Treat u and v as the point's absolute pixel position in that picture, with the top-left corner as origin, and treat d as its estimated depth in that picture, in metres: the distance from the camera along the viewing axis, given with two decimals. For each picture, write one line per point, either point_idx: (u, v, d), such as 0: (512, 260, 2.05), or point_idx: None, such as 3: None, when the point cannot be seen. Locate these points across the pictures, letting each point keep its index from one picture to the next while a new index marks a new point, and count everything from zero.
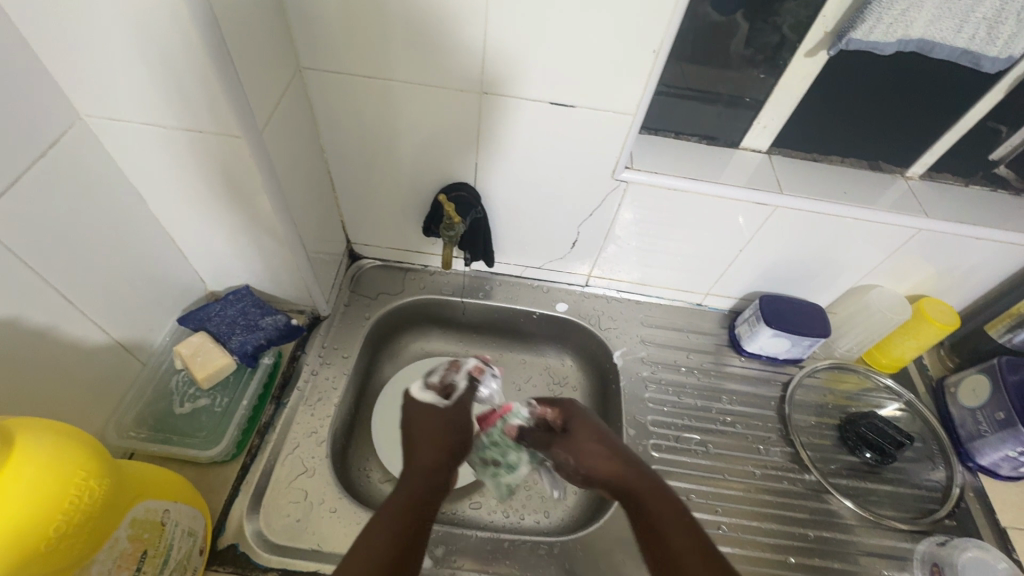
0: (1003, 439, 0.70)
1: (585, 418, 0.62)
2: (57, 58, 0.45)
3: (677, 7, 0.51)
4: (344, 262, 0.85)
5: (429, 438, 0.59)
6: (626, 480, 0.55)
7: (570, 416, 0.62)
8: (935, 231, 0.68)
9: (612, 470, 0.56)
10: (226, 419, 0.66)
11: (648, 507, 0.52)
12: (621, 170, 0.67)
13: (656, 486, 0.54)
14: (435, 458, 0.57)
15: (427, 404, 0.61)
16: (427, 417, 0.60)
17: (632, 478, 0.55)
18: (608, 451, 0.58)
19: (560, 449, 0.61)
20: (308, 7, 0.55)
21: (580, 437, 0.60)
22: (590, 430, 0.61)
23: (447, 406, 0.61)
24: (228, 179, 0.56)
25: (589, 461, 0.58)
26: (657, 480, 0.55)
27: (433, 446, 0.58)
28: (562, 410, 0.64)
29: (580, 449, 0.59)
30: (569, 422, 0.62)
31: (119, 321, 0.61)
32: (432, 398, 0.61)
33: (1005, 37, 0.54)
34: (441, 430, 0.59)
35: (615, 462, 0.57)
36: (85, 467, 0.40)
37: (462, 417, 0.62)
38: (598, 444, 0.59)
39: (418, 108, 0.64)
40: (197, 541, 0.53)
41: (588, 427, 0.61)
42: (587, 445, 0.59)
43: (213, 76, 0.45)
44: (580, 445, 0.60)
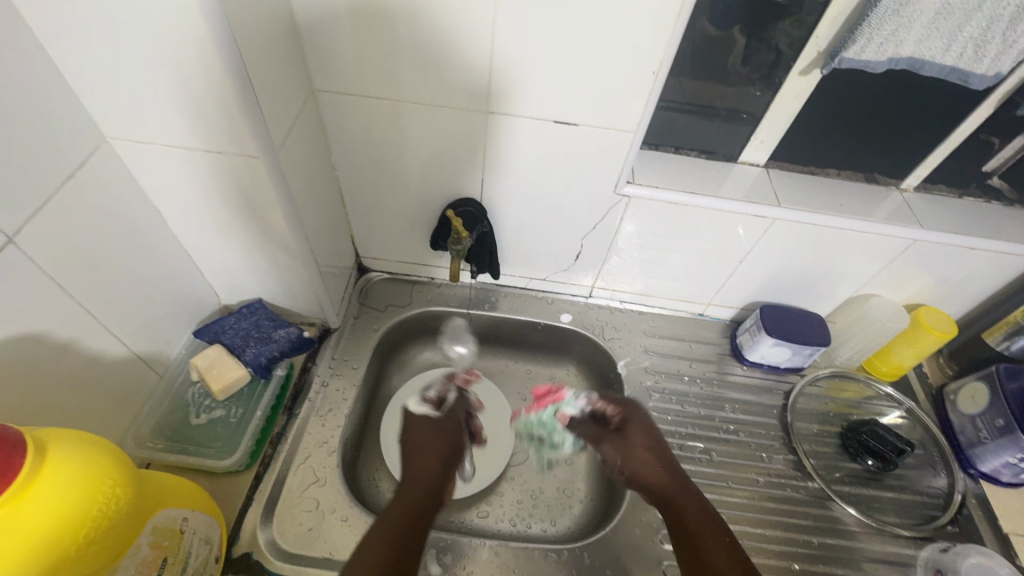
0: (1002, 446, 0.71)
1: (644, 421, 0.70)
2: (87, 84, 0.48)
3: (675, 30, 0.54)
4: (353, 275, 0.87)
5: (428, 450, 0.64)
6: (666, 491, 0.61)
7: (632, 415, 0.70)
8: (930, 242, 0.70)
9: (656, 480, 0.63)
10: (241, 429, 0.68)
11: (684, 512, 0.58)
12: (623, 185, 0.69)
13: (693, 500, 0.60)
14: (430, 466, 0.61)
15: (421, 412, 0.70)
16: (429, 431, 0.66)
17: (672, 490, 0.61)
18: (659, 461, 0.64)
19: (615, 440, 0.68)
20: (323, 32, 0.57)
21: (636, 439, 0.67)
22: (648, 438, 0.68)
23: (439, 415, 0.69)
24: (245, 197, 0.58)
25: (640, 461, 0.65)
26: (698, 497, 0.60)
27: (431, 458, 0.62)
28: (625, 407, 0.72)
29: (639, 445, 0.67)
30: (632, 419, 0.70)
31: (138, 335, 0.62)
32: (423, 408, 0.71)
33: (992, 56, 0.56)
34: (434, 442, 0.65)
35: (661, 472, 0.63)
36: (111, 475, 0.41)
37: (452, 424, 0.69)
38: (651, 455, 0.65)
39: (427, 127, 0.66)
40: (213, 548, 0.55)
41: (643, 435, 0.68)
42: (640, 452, 0.66)
43: (234, 100, 0.47)
44: (639, 445, 0.67)
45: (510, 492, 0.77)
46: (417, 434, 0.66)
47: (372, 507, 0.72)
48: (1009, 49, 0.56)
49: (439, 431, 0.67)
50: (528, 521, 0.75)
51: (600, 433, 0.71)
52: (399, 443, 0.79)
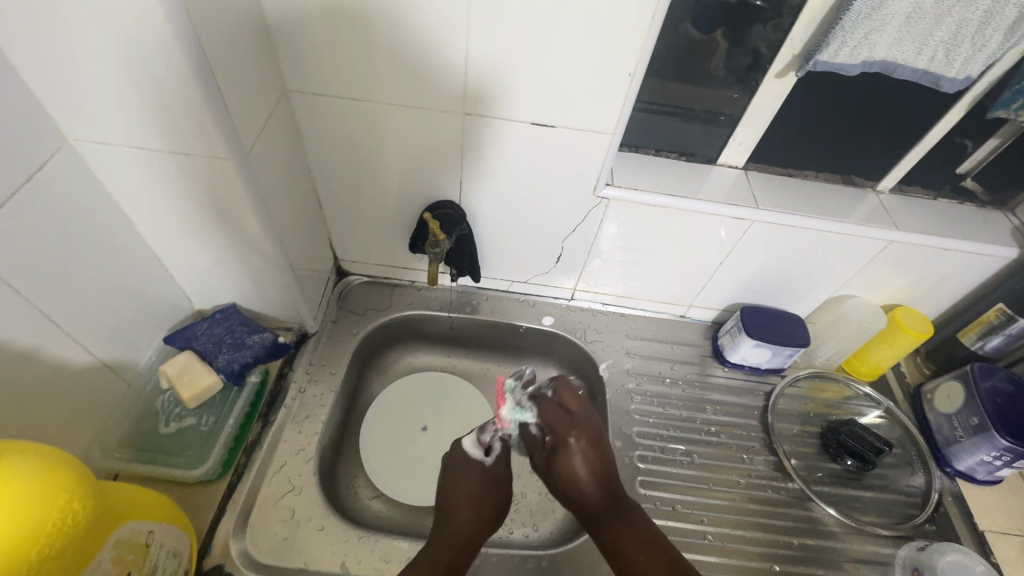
0: (977, 444, 0.72)
1: (579, 423, 0.61)
2: (46, 82, 0.46)
3: (651, 31, 0.53)
4: (332, 279, 0.86)
5: (472, 502, 0.63)
6: (604, 517, 0.57)
7: (570, 422, 0.61)
8: (905, 243, 0.71)
9: (597, 505, 0.58)
10: (213, 438, 0.66)
11: (620, 540, 0.55)
12: (603, 187, 0.69)
13: (630, 514, 0.57)
14: (473, 520, 0.62)
15: (471, 460, 0.67)
16: (467, 475, 0.65)
17: (611, 514, 0.57)
18: (595, 475, 0.58)
19: (552, 446, 0.61)
20: (295, 31, 0.56)
21: (570, 450, 0.59)
22: (580, 443, 0.60)
23: (488, 463, 0.67)
24: (215, 199, 0.57)
25: (576, 474, 0.59)
26: (632, 514, 0.57)
27: (474, 509, 0.63)
28: (564, 408, 0.62)
29: (571, 455, 0.59)
30: (566, 425, 0.61)
31: (105, 342, 0.61)
32: (476, 454, 0.67)
33: (962, 60, 0.57)
34: (483, 493, 0.64)
35: (600, 491, 0.58)
36: (70, 488, 0.40)
37: (501, 478, 0.67)
38: (588, 469, 0.59)
39: (404, 128, 0.65)
40: (181, 561, 0.53)
41: (585, 439, 0.60)
42: (575, 465, 0.59)
43: (201, 100, 0.46)
44: (575, 456, 0.59)
45: None
46: (455, 478, 0.65)
47: (350, 515, 0.71)
48: (978, 54, 0.56)
49: (480, 471, 0.66)
50: (510, 526, 0.74)
51: (536, 443, 0.63)
52: (378, 449, 0.78)
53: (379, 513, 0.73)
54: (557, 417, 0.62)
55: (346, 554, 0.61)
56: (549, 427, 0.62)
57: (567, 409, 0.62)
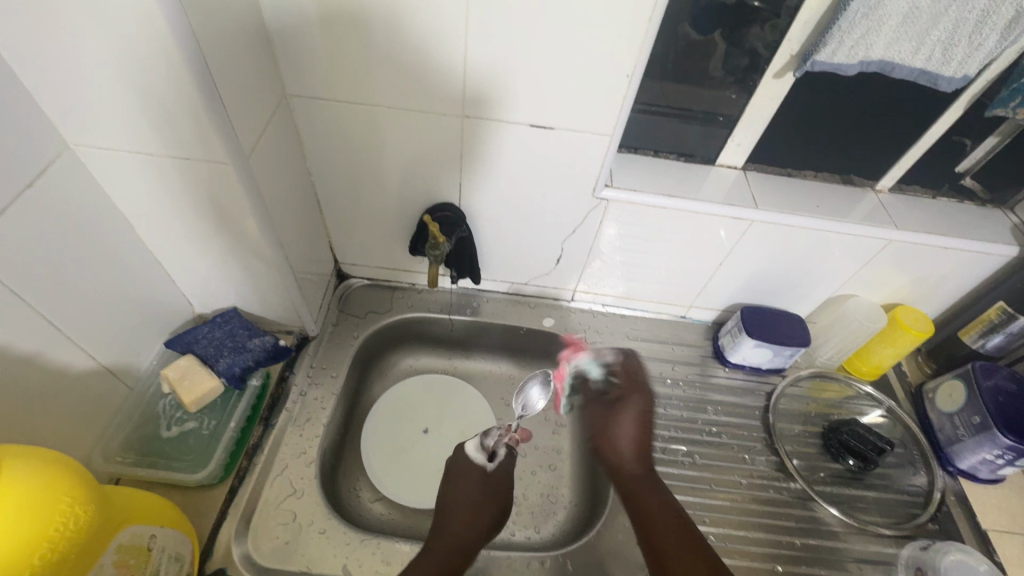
0: (980, 443, 0.72)
1: (642, 390, 0.67)
2: (47, 88, 0.46)
3: (649, 32, 0.54)
4: (332, 282, 0.86)
5: (470, 507, 0.62)
6: (637, 484, 0.60)
7: (623, 402, 0.66)
8: (905, 242, 0.71)
9: (633, 474, 0.61)
10: (213, 441, 0.66)
11: (651, 513, 0.57)
12: (602, 188, 0.69)
13: (657, 488, 0.59)
14: (471, 526, 0.60)
15: (472, 463, 0.66)
16: (466, 479, 0.64)
17: (646, 484, 0.60)
18: (639, 441, 0.62)
19: (601, 411, 0.66)
20: (294, 36, 0.56)
21: (622, 414, 0.64)
22: (623, 411, 0.65)
23: (490, 468, 0.66)
24: (216, 203, 0.57)
25: (619, 436, 0.63)
26: (665, 491, 0.59)
27: (472, 514, 0.61)
28: (626, 377, 0.69)
29: (616, 423, 0.64)
30: (620, 404, 0.66)
31: (106, 346, 0.61)
32: (478, 459, 0.67)
33: (960, 58, 0.57)
34: (480, 497, 0.63)
35: (640, 458, 0.62)
36: (70, 492, 0.40)
37: (500, 481, 0.66)
38: (633, 436, 0.63)
39: (403, 131, 0.65)
40: (184, 565, 0.53)
41: (629, 412, 0.64)
42: (621, 427, 0.63)
43: (201, 105, 0.46)
44: (622, 421, 0.64)
45: None
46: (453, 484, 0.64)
47: (352, 518, 0.71)
48: (975, 53, 0.57)
49: (477, 477, 0.65)
50: (512, 528, 0.74)
51: (595, 398, 0.69)
52: (380, 452, 0.78)
53: (381, 516, 0.73)
54: (624, 394, 0.66)
55: (348, 558, 0.61)
56: (620, 385, 0.68)
57: (635, 376, 0.68)
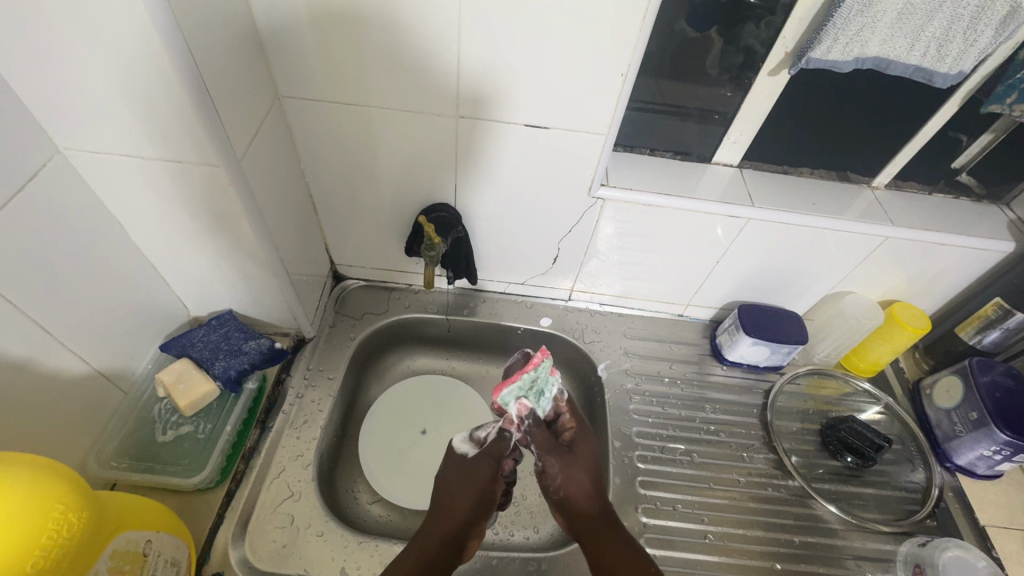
0: (977, 439, 0.72)
1: (581, 453, 0.65)
2: (37, 93, 0.46)
3: (643, 31, 0.53)
4: (328, 283, 0.86)
5: (454, 497, 0.60)
6: (594, 536, 0.59)
7: (574, 456, 0.64)
8: (901, 238, 0.71)
9: (589, 526, 0.60)
10: (210, 445, 0.65)
11: (607, 558, 0.57)
12: (598, 188, 0.69)
13: (618, 537, 0.59)
14: (452, 522, 0.59)
15: (459, 454, 0.65)
16: (451, 467, 0.64)
17: (603, 533, 0.59)
18: (593, 492, 0.62)
19: (552, 470, 0.63)
20: (286, 37, 0.56)
21: (577, 464, 0.64)
22: (580, 459, 0.64)
23: (471, 455, 0.64)
24: (208, 206, 0.56)
25: (570, 496, 0.62)
26: (621, 536, 0.59)
27: (456, 505, 0.60)
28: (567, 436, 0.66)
29: (560, 483, 0.63)
30: (568, 459, 0.64)
31: (100, 350, 0.60)
32: (464, 449, 0.65)
33: (954, 55, 0.57)
34: (465, 485, 0.61)
35: (594, 510, 0.61)
36: (63, 499, 0.40)
37: (493, 466, 0.63)
38: (585, 492, 0.62)
39: (396, 131, 0.65)
40: (181, 570, 0.53)
41: (580, 469, 0.63)
42: (575, 478, 0.63)
43: (192, 108, 0.46)
44: (571, 480, 0.62)
45: None
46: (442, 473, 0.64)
47: (350, 520, 0.71)
48: (970, 48, 0.56)
49: (456, 464, 0.64)
50: (511, 528, 0.74)
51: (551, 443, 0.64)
52: (377, 453, 0.78)
53: (380, 518, 0.73)
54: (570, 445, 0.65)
55: (346, 560, 0.61)
56: (573, 428, 0.67)
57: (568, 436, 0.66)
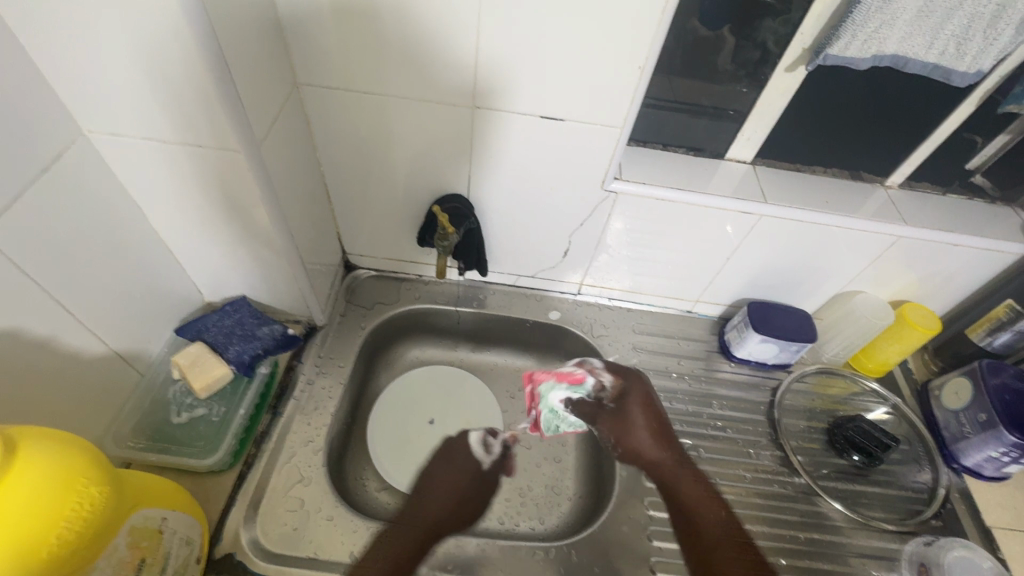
0: (985, 440, 0.72)
1: (634, 399, 0.82)
2: (64, 76, 0.47)
3: (660, 27, 0.54)
4: (340, 272, 0.86)
5: None
6: (671, 476, 0.74)
7: (622, 415, 0.81)
8: (915, 238, 0.71)
9: (664, 468, 0.74)
10: (224, 428, 0.66)
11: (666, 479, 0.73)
12: (611, 181, 0.69)
13: (710, 499, 0.73)
14: None
15: (473, 457, 0.80)
16: None
17: (677, 471, 0.74)
18: (655, 429, 0.79)
19: (608, 428, 0.80)
20: (307, 26, 0.56)
21: (633, 407, 0.81)
22: (649, 413, 0.80)
23: (485, 467, 0.79)
24: (226, 192, 0.57)
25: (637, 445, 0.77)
26: (696, 470, 0.75)
27: None
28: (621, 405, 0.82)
29: (638, 428, 0.79)
30: (621, 417, 0.81)
31: (117, 332, 0.61)
32: (478, 455, 0.80)
33: (974, 53, 0.57)
34: None
35: (665, 454, 0.76)
36: (84, 474, 0.41)
37: None
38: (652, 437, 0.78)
39: (413, 122, 0.65)
40: (194, 549, 0.54)
41: (637, 416, 0.80)
42: (641, 419, 0.80)
43: (215, 94, 0.47)
44: (632, 426, 0.79)
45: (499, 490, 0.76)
46: None
47: (358, 506, 0.72)
48: (990, 47, 0.56)
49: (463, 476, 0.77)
50: (517, 519, 0.74)
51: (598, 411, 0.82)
52: (385, 442, 0.79)
53: (387, 505, 0.73)
54: (645, 408, 0.81)
55: (354, 545, 0.62)
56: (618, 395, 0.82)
57: (619, 400, 0.82)
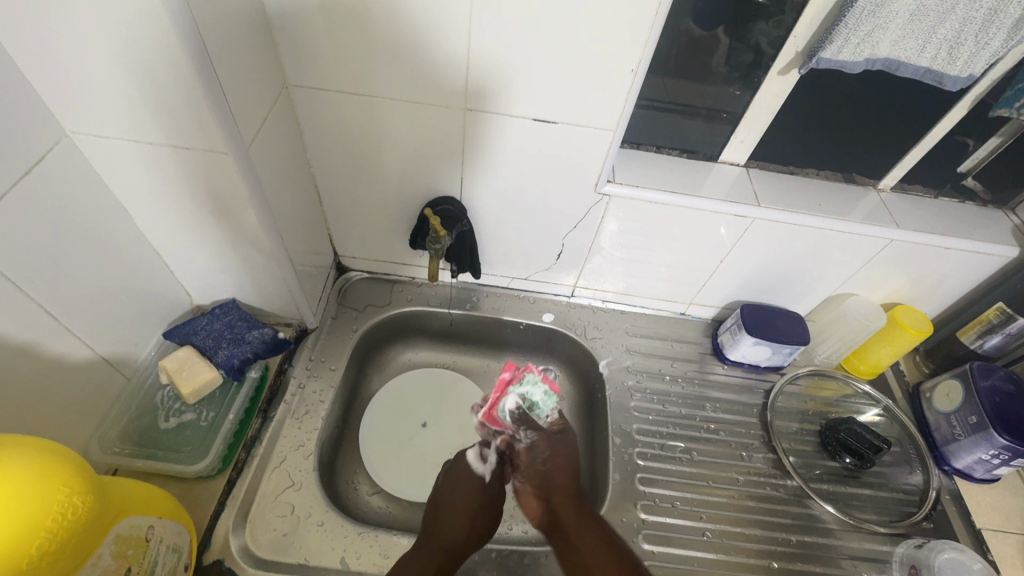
0: (976, 443, 0.72)
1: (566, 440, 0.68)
2: (46, 77, 0.46)
3: (653, 29, 0.53)
4: (332, 274, 0.85)
5: (460, 513, 0.62)
6: (567, 510, 0.61)
7: (557, 442, 0.67)
8: (906, 241, 0.71)
9: (564, 501, 0.62)
10: (212, 433, 0.65)
11: (566, 517, 0.60)
12: (604, 184, 0.69)
13: (607, 546, 0.57)
14: (458, 530, 0.61)
15: (472, 475, 0.66)
16: (464, 487, 0.65)
17: (573, 508, 0.61)
18: (574, 474, 0.65)
19: (541, 444, 0.66)
20: (296, 24, 0.56)
21: (563, 446, 0.67)
22: (554, 448, 0.66)
23: (488, 480, 0.66)
24: (213, 194, 0.56)
25: (551, 472, 0.64)
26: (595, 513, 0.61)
27: (463, 514, 0.62)
28: (555, 429, 0.69)
29: (549, 458, 0.65)
30: (561, 442, 0.67)
31: (105, 336, 0.61)
32: (476, 467, 0.66)
33: (966, 57, 0.57)
34: (465, 502, 0.63)
35: (569, 484, 0.63)
36: (69, 483, 0.40)
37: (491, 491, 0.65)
38: (568, 469, 0.65)
39: (403, 124, 0.65)
40: (182, 556, 0.53)
41: (562, 450, 0.66)
42: (559, 459, 0.65)
43: (202, 96, 0.46)
44: (556, 457, 0.65)
45: None
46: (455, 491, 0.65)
47: (350, 511, 0.71)
48: (981, 52, 0.56)
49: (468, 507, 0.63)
50: (510, 523, 0.74)
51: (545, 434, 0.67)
52: (377, 446, 0.78)
53: (379, 509, 0.73)
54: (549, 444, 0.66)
55: (345, 550, 0.61)
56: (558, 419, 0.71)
57: (554, 429, 0.69)
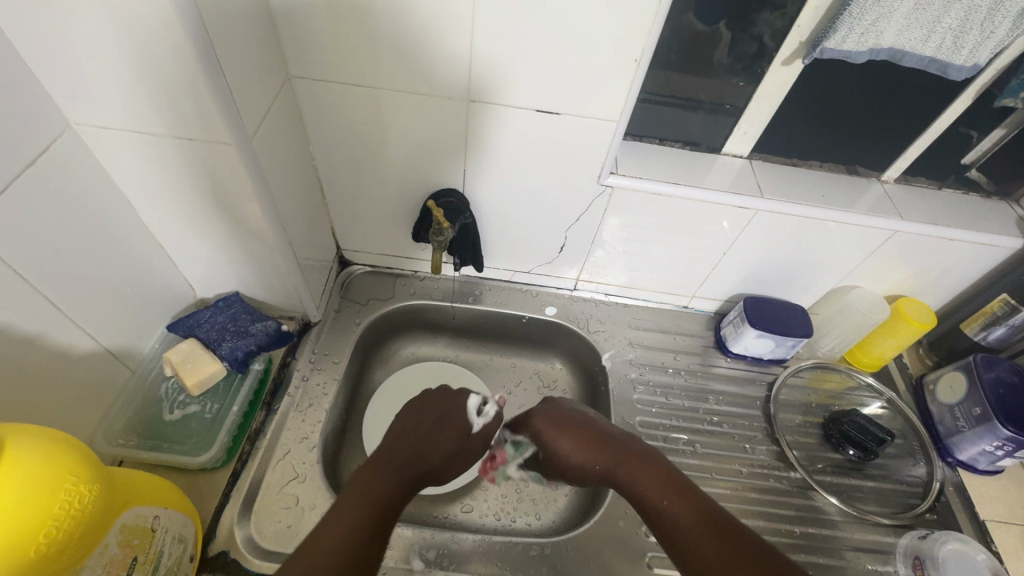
0: (979, 434, 0.72)
1: (543, 421, 0.64)
2: (50, 67, 0.46)
3: (657, 19, 0.53)
4: (335, 268, 0.86)
5: (427, 443, 0.59)
6: (647, 496, 0.56)
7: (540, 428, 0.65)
8: (910, 232, 0.70)
9: (636, 487, 0.57)
10: (217, 425, 0.66)
11: (631, 493, 0.57)
12: (607, 176, 0.69)
13: (682, 491, 0.55)
14: (422, 457, 0.57)
15: (464, 413, 0.64)
16: (448, 424, 0.62)
17: (662, 493, 0.55)
18: (580, 444, 0.62)
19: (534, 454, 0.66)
20: (298, 15, 0.55)
21: (557, 436, 0.63)
22: (562, 426, 0.63)
23: (476, 428, 0.64)
24: (216, 186, 0.56)
25: (563, 461, 0.63)
26: (677, 480, 0.56)
27: (444, 443, 0.61)
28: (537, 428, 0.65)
29: (561, 450, 0.62)
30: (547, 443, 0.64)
31: (109, 329, 0.61)
32: (471, 414, 0.65)
33: (970, 47, 0.57)
34: (445, 428, 0.62)
35: (589, 464, 0.61)
36: (76, 472, 0.40)
37: (468, 436, 0.63)
38: (573, 445, 0.62)
39: (406, 115, 0.65)
40: (187, 547, 0.54)
41: (556, 423, 0.64)
42: (568, 446, 0.62)
43: (205, 87, 0.46)
44: (561, 452, 0.62)
45: (495, 486, 0.77)
46: (435, 423, 0.62)
47: None
48: (987, 40, 0.56)
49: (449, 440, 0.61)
50: (513, 515, 0.75)
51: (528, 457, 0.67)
52: (380, 439, 0.78)
53: None
54: (559, 427, 0.63)
55: None
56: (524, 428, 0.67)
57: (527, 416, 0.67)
